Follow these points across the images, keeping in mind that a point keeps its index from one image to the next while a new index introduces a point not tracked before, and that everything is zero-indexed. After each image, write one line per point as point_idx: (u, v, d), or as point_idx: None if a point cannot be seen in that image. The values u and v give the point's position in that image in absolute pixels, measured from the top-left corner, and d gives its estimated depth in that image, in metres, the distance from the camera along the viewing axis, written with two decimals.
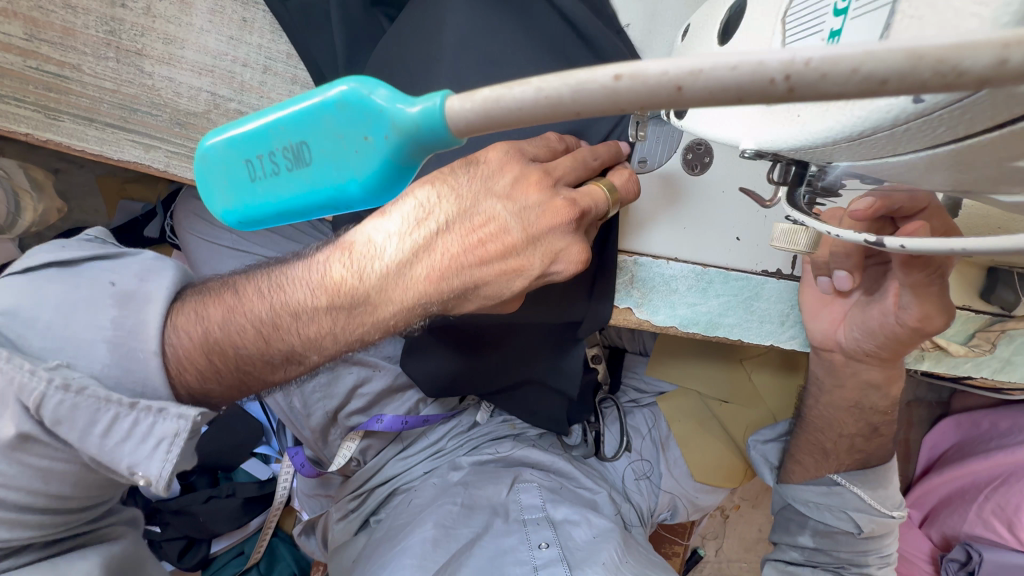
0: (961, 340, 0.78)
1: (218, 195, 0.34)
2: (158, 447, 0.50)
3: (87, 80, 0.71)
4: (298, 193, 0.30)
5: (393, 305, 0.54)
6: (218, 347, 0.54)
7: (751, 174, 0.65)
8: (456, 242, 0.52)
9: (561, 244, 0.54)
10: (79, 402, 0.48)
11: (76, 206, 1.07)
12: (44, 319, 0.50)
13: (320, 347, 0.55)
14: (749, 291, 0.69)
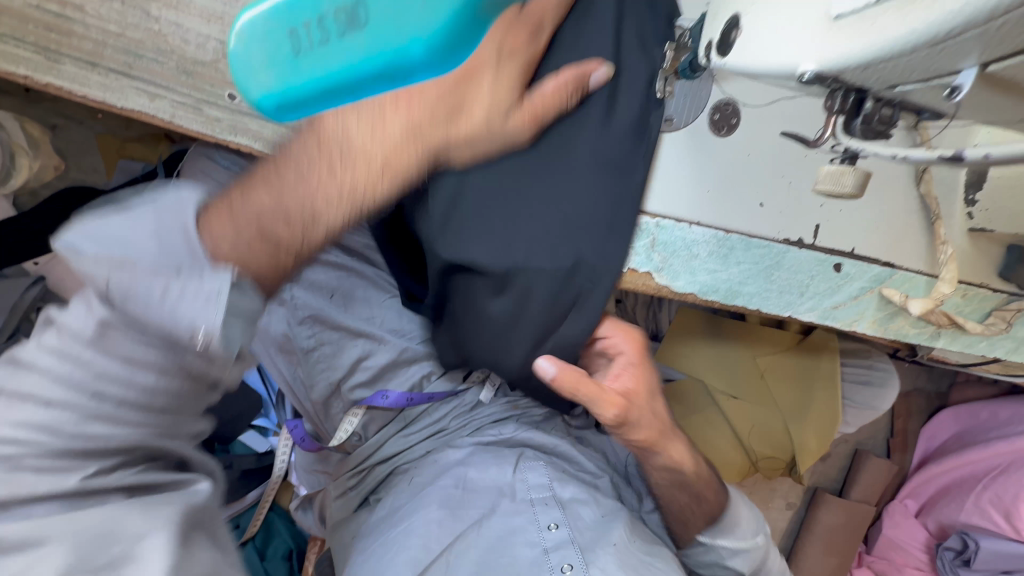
0: (977, 318, 0.77)
1: (257, 79, 0.50)
2: (209, 303, 0.43)
3: (91, 22, 0.68)
4: (353, 61, 0.48)
5: (371, 165, 0.53)
6: (238, 223, 0.49)
7: (774, 138, 0.64)
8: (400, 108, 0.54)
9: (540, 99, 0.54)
10: (126, 269, 0.42)
11: (74, 163, 1.04)
12: (102, 225, 0.44)
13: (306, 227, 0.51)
14: (770, 260, 0.67)
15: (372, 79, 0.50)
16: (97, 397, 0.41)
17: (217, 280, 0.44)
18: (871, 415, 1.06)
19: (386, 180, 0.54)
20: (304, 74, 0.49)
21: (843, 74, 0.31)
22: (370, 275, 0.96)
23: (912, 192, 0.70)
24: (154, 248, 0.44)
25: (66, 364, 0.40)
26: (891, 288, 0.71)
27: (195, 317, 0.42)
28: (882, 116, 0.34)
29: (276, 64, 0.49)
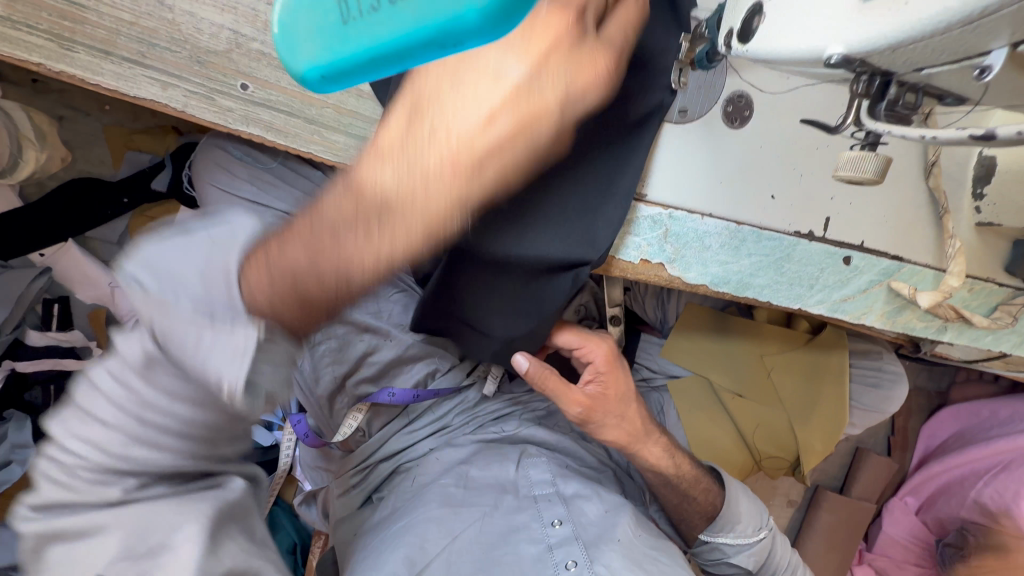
0: (984, 312, 0.78)
1: (305, 47, 0.38)
2: (233, 358, 0.40)
3: (105, 10, 0.69)
4: (405, 31, 0.34)
5: (415, 217, 0.41)
6: (286, 279, 0.41)
7: (786, 132, 0.65)
8: (467, 106, 0.41)
9: (580, 61, 0.42)
10: (170, 312, 0.40)
11: (81, 156, 1.04)
12: (165, 253, 0.42)
13: (370, 267, 0.42)
14: (781, 253, 0.68)
15: (424, 46, 0.35)
16: (141, 420, 0.44)
17: (241, 335, 0.41)
18: (878, 417, 1.05)
19: (469, 196, 0.42)
20: (353, 44, 0.36)
21: (871, 58, 0.32)
22: None
23: (922, 187, 0.70)
24: (193, 289, 0.41)
25: (125, 386, 0.43)
26: (900, 282, 0.72)
27: (223, 372, 0.40)
28: (908, 101, 0.35)
29: (339, 25, 0.37)
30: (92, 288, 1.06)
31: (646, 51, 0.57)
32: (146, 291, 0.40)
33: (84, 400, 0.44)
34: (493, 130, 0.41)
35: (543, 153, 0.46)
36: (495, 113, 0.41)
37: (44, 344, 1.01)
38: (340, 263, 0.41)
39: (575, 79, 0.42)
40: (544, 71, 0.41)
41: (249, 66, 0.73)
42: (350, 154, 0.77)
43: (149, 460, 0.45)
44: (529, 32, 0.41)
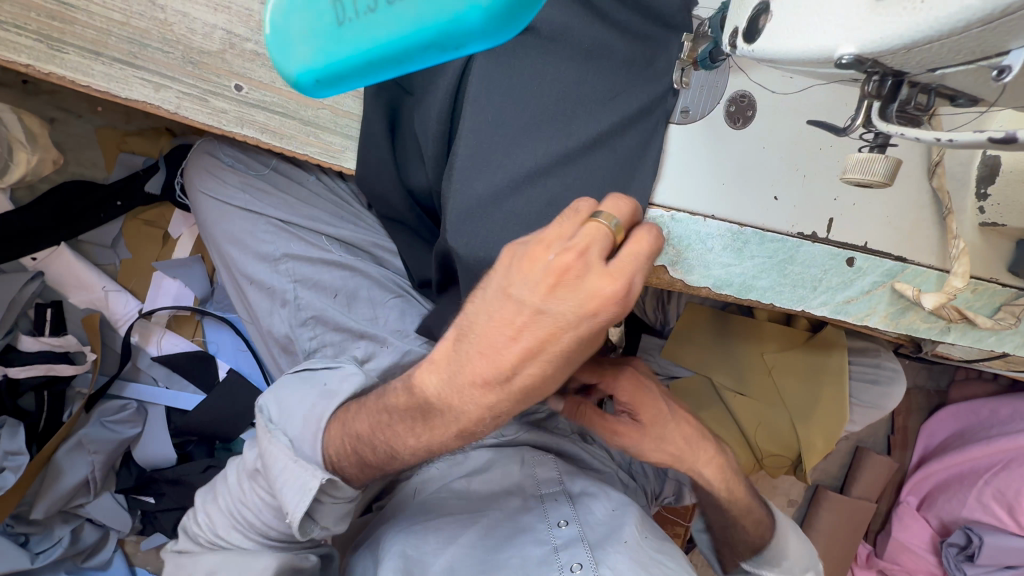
0: (987, 313, 0.77)
1: (299, 48, 0.44)
2: (302, 495, 0.62)
3: (94, 10, 0.68)
4: (400, 33, 0.39)
5: (446, 429, 0.51)
6: (359, 454, 0.63)
7: (788, 134, 0.64)
8: (491, 338, 0.44)
9: (587, 292, 0.42)
10: (274, 450, 0.66)
11: (73, 158, 1.02)
12: (289, 403, 0.70)
13: (420, 450, 0.56)
14: (784, 254, 0.67)
15: (423, 49, 0.39)
16: (246, 510, 0.70)
17: (309, 478, 0.63)
18: (877, 414, 1.05)
19: (498, 406, 0.47)
20: (351, 47, 0.41)
21: (884, 58, 0.31)
22: (374, 276, 0.88)
23: (925, 186, 0.70)
24: (301, 432, 0.68)
25: (245, 484, 0.70)
26: (903, 283, 0.71)
27: (291, 505, 0.62)
28: (919, 103, 0.34)
29: (339, 26, 0.41)
30: (86, 292, 1.06)
31: (642, 53, 0.57)
32: (269, 425, 0.68)
33: (219, 489, 0.75)
34: (515, 353, 0.44)
35: (575, 362, 0.46)
36: (516, 338, 0.43)
37: (37, 349, 1.00)
38: (400, 444, 0.57)
39: (586, 310, 0.42)
40: (554, 303, 0.42)
41: (243, 66, 0.72)
42: (347, 156, 0.76)
43: (246, 536, 0.70)
44: (541, 275, 0.42)
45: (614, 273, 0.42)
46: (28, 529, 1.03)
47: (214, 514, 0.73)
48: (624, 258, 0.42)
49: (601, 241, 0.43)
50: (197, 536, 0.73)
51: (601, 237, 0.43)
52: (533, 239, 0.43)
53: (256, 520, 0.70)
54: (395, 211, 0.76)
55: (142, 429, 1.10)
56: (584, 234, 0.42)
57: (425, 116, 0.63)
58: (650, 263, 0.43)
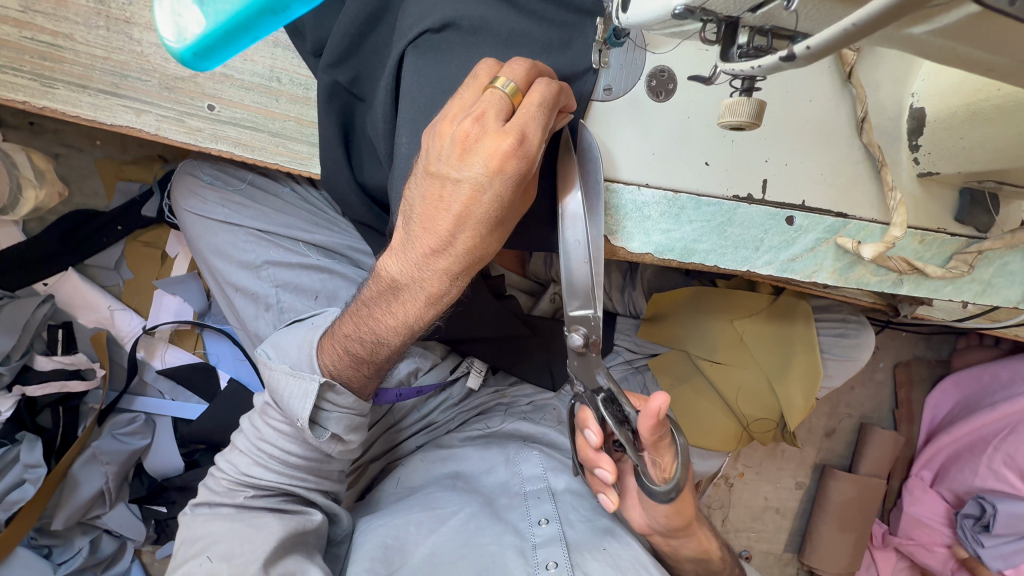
0: (940, 263, 0.78)
1: (179, 33, 0.54)
2: (305, 398, 0.70)
3: (79, 48, 0.76)
4: (241, 7, 0.51)
5: (418, 299, 0.63)
6: (351, 353, 0.71)
7: (712, 103, 0.68)
8: (428, 209, 0.57)
9: (486, 153, 0.53)
10: (269, 373, 0.73)
11: (77, 189, 1.11)
12: (279, 339, 0.78)
13: (398, 329, 0.66)
14: (722, 217, 0.71)
15: (258, 16, 0.52)
16: (263, 450, 0.76)
17: (310, 383, 0.70)
18: (853, 367, 1.13)
19: (451, 267, 0.60)
20: (212, 21, 0.52)
21: (709, 5, 0.35)
22: (351, 276, 0.94)
23: (857, 142, 0.72)
24: (290, 355, 0.75)
25: (262, 425, 0.77)
26: (846, 237, 0.73)
27: (299, 410, 0.70)
28: (759, 44, 0.37)
29: (200, 7, 0.53)
30: (93, 312, 1.14)
31: (562, 36, 0.63)
32: (268, 359, 0.74)
33: (236, 439, 0.80)
34: (448, 220, 0.56)
35: (501, 219, 0.57)
36: (444, 207, 0.56)
37: (50, 368, 1.07)
38: (384, 333, 0.67)
39: (490, 163, 0.53)
40: (466, 168, 0.54)
41: (214, 88, 0.79)
42: (314, 162, 0.82)
43: (263, 476, 0.75)
44: (449, 144, 0.53)
45: (507, 130, 0.52)
46: (51, 541, 1.10)
47: (234, 458, 0.78)
48: (519, 115, 0.52)
49: (495, 106, 0.52)
50: (218, 486, 0.78)
51: (498, 100, 0.52)
52: (444, 117, 0.54)
53: (274, 450, 0.75)
54: (357, 213, 0.83)
55: (151, 440, 1.16)
56: (481, 103, 0.52)
57: (374, 118, 0.68)
58: (544, 115, 0.53)
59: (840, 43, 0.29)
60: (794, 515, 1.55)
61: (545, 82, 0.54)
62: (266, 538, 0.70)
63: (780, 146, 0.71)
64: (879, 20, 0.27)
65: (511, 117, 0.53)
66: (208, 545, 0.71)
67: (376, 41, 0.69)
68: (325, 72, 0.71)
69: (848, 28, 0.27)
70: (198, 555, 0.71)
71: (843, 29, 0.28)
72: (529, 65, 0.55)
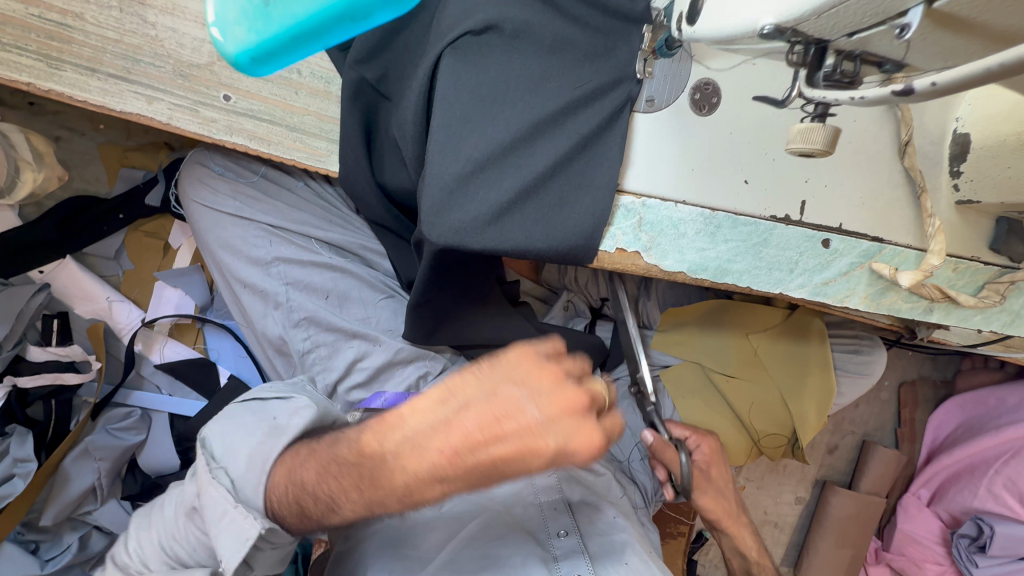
0: (971, 292, 0.76)
1: (235, 38, 0.49)
2: (235, 543, 0.57)
3: (90, 29, 0.72)
4: (317, 9, 0.46)
5: (394, 490, 0.52)
6: (301, 504, 0.58)
7: (754, 118, 0.65)
8: (478, 420, 0.51)
9: (572, 426, 0.51)
10: (208, 493, 0.60)
11: (77, 174, 1.07)
12: (229, 438, 0.65)
13: (361, 510, 0.55)
14: (758, 237, 0.68)
15: (336, 21, 0.47)
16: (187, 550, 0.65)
17: (247, 526, 0.57)
18: (864, 384, 1.11)
19: (450, 485, 0.52)
20: (279, 25, 0.47)
21: (804, 26, 0.33)
22: (363, 276, 0.91)
23: (897, 166, 0.70)
24: (240, 467, 0.62)
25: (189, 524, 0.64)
26: (881, 263, 0.71)
27: (225, 555, 0.57)
28: (846, 70, 0.36)
29: (267, 11, 0.48)
30: (91, 303, 1.10)
31: (602, 44, 0.60)
32: (210, 466, 0.62)
33: (157, 519, 0.69)
34: (494, 452, 0.50)
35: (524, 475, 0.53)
36: (499, 432, 0.51)
37: (44, 359, 1.02)
38: (341, 499, 0.56)
39: (571, 444, 0.51)
40: (551, 424, 0.51)
41: (231, 77, 0.75)
42: (332, 159, 0.79)
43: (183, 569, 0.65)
44: (551, 392, 0.52)
45: (598, 427, 0.53)
46: (37, 536, 1.06)
47: (153, 539, 0.67)
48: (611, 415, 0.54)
49: (600, 388, 0.54)
50: (128, 562, 0.68)
51: (603, 396, 0.56)
52: (556, 361, 0.54)
53: (192, 554, 0.64)
54: (375, 213, 0.80)
55: (146, 436, 1.12)
56: (594, 389, 0.55)
57: (402, 119, 0.65)
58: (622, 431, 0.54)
59: (967, 82, 0.29)
60: (793, 530, 1.54)
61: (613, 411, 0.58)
62: None
63: (821, 165, 0.68)
64: (1021, 67, 0.27)
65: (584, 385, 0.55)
66: None
67: (407, 38, 0.66)
68: (352, 69, 0.69)
69: (982, 72, 0.28)
70: None
71: (981, 70, 0.28)
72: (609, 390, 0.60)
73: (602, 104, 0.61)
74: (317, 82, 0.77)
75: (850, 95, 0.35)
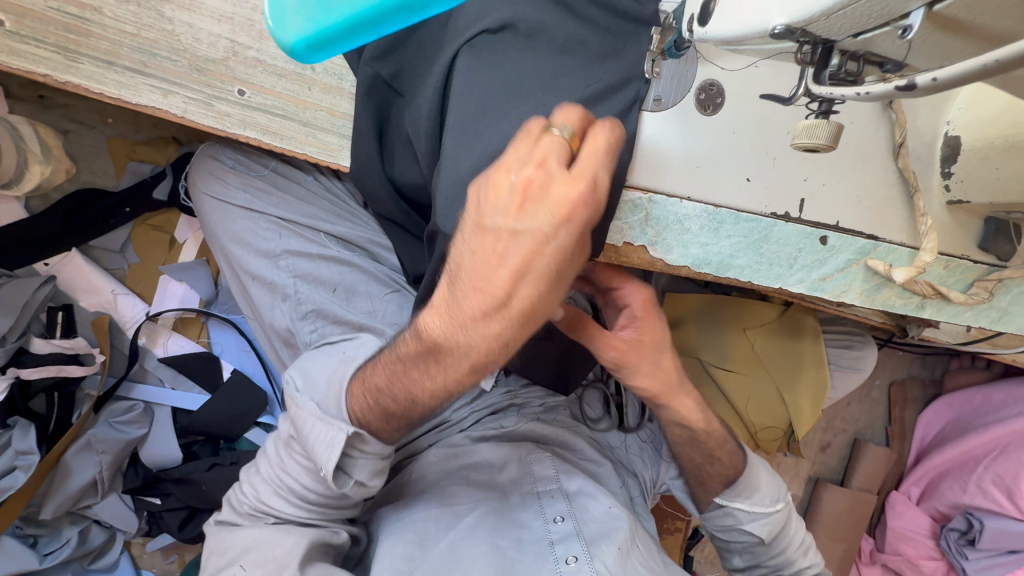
0: (961, 289, 0.79)
1: (296, 27, 0.51)
2: (331, 447, 0.67)
3: (108, 23, 0.73)
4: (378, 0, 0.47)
5: (460, 368, 0.59)
6: (380, 406, 0.67)
7: (757, 118, 0.68)
8: (480, 270, 0.53)
9: (552, 199, 0.51)
10: (299, 414, 0.70)
11: (85, 168, 1.08)
12: (307, 373, 0.74)
13: (439, 391, 0.62)
14: (759, 233, 0.71)
15: (396, 10, 0.48)
16: (287, 487, 0.73)
17: (336, 432, 0.67)
18: (857, 380, 1.14)
19: (504, 327, 0.55)
20: (336, 15, 0.49)
21: (812, 27, 0.36)
22: (370, 271, 0.93)
23: (892, 166, 0.73)
24: (321, 391, 0.72)
25: (286, 457, 0.73)
26: (876, 259, 0.74)
27: (324, 460, 0.67)
28: (849, 69, 0.39)
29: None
30: (95, 296, 1.10)
31: (614, 45, 0.62)
32: (296, 394, 0.71)
33: (260, 462, 0.77)
34: (506, 276, 0.52)
35: (564, 272, 0.54)
36: (501, 263, 0.52)
37: (48, 352, 1.02)
38: (417, 388, 0.63)
39: (557, 214, 0.51)
40: (526, 221, 0.51)
41: (246, 73, 0.77)
42: (344, 154, 0.80)
43: (282, 509, 0.73)
44: (508, 196, 0.51)
45: (574, 176, 0.51)
46: (36, 531, 1.05)
47: (257, 483, 0.75)
48: (584, 160, 0.51)
49: (556, 151, 0.51)
50: (240, 507, 0.76)
51: (558, 148, 0.51)
52: (500, 168, 0.51)
53: (295, 485, 0.72)
54: (384, 207, 0.81)
55: (149, 430, 1.12)
56: (544, 149, 0.50)
57: (416, 114, 0.67)
58: (608, 159, 0.52)
59: (966, 78, 0.32)
60: None
61: (602, 125, 0.53)
62: (292, 546, 0.70)
63: (819, 165, 0.71)
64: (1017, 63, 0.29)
65: (547, 156, 0.51)
66: (240, 554, 0.71)
67: (422, 36, 0.68)
68: (367, 65, 0.71)
69: (981, 67, 0.30)
70: (231, 564, 0.71)
71: (980, 66, 0.30)
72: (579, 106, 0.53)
73: (612, 102, 0.62)
74: (331, 78, 0.78)
75: (856, 91, 0.37)
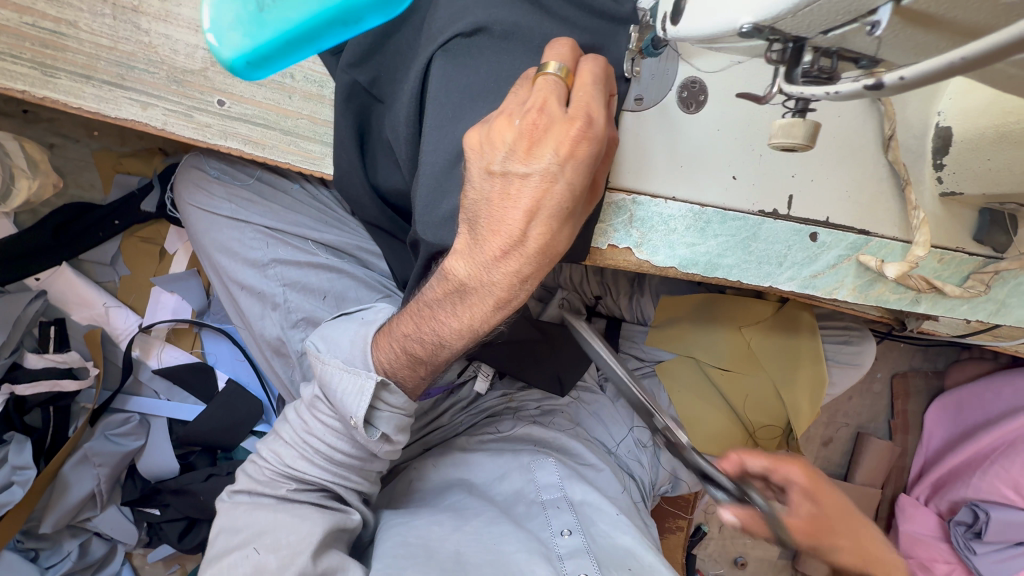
0: (957, 282, 0.78)
1: (231, 45, 0.50)
2: (360, 395, 0.68)
3: (84, 37, 0.72)
4: (311, 14, 0.48)
5: (485, 304, 0.61)
6: (409, 353, 0.68)
7: (741, 114, 0.66)
8: (498, 213, 0.55)
9: (553, 140, 0.52)
10: (323, 369, 0.70)
11: (72, 181, 1.08)
12: (328, 338, 0.74)
13: (462, 330, 0.64)
14: (747, 232, 0.70)
15: (328, 25, 0.49)
16: (313, 448, 0.73)
17: (365, 381, 0.68)
18: (855, 375, 1.12)
19: (523, 264, 0.58)
20: (272, 30, 0.49)
21: (780, 24, 0.35)
22: (360, 277, 0.92)
23: (882, 159, 0.71)
24: (344, 348, 0.72)
25: (310, 419, 0.73)
26: (868, 255, 0.72)
27: (354, 409, 0.68)
28: (823, 67, 0.38)
29: (258, 14, 0.49)
30: (87, 309, 1.10)
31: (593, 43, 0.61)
32: (320, 353, 0.72)
33: (281, 428, 0.77)
34: (520, 215, 0.55)
35: (573, 210, 0.56)
36: (515, 205, 0.55)
37: (42, 366, 1.03)
38: (443, 331, 0.65)
39: (561, 151, 0.52)
40: (534, 162, 0.53)
41: (225, 82, 0.76)
42: (327, 162, 0.79)
43: (308, 470, 0.73)
44: (514, 138, 0.52)
45: (572, 114, 0.51)
46: (37, 544, 1.06)
47: (279, 448, 0.75)
48: (581, 98, 0.51)
49: (556, 92, 0.51)
50: (260, 474, 0.76)
51: (555, 88, 0.51)
52: (501, 115, 0.53)
53: (321, 445, 0.73)
54: (369, 214, 0.80)
55: (145, 441, 1.11)
56: (541, 91, 0.51)
57: (396, 120, 0.66)
58: (600, 89, 0.52)
59: (934, 77, 0.31)
60: None
61: (588, 59, 0.53)
62: (307, 533, 0.69)
63: (808, 159, 0.70)
64: (985, 59, 0.28)
65: (544, 96, 0.51)
66: (254, 537, 0.70)
67: (399, 41, 0.67)
68: (344, 72, 0.70)
69: (947, 65, 0.29)
70: (244, 543, 0.70)
71: (946, 63, 0.29)
72: (571, 43, 0.54)
73: None
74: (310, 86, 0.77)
75: (826, 90, 0.36)
